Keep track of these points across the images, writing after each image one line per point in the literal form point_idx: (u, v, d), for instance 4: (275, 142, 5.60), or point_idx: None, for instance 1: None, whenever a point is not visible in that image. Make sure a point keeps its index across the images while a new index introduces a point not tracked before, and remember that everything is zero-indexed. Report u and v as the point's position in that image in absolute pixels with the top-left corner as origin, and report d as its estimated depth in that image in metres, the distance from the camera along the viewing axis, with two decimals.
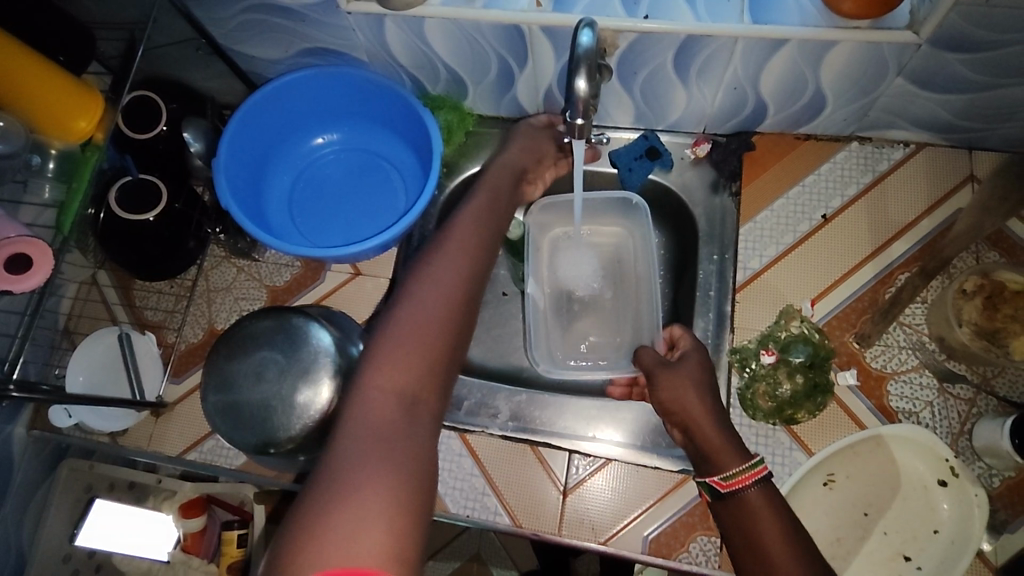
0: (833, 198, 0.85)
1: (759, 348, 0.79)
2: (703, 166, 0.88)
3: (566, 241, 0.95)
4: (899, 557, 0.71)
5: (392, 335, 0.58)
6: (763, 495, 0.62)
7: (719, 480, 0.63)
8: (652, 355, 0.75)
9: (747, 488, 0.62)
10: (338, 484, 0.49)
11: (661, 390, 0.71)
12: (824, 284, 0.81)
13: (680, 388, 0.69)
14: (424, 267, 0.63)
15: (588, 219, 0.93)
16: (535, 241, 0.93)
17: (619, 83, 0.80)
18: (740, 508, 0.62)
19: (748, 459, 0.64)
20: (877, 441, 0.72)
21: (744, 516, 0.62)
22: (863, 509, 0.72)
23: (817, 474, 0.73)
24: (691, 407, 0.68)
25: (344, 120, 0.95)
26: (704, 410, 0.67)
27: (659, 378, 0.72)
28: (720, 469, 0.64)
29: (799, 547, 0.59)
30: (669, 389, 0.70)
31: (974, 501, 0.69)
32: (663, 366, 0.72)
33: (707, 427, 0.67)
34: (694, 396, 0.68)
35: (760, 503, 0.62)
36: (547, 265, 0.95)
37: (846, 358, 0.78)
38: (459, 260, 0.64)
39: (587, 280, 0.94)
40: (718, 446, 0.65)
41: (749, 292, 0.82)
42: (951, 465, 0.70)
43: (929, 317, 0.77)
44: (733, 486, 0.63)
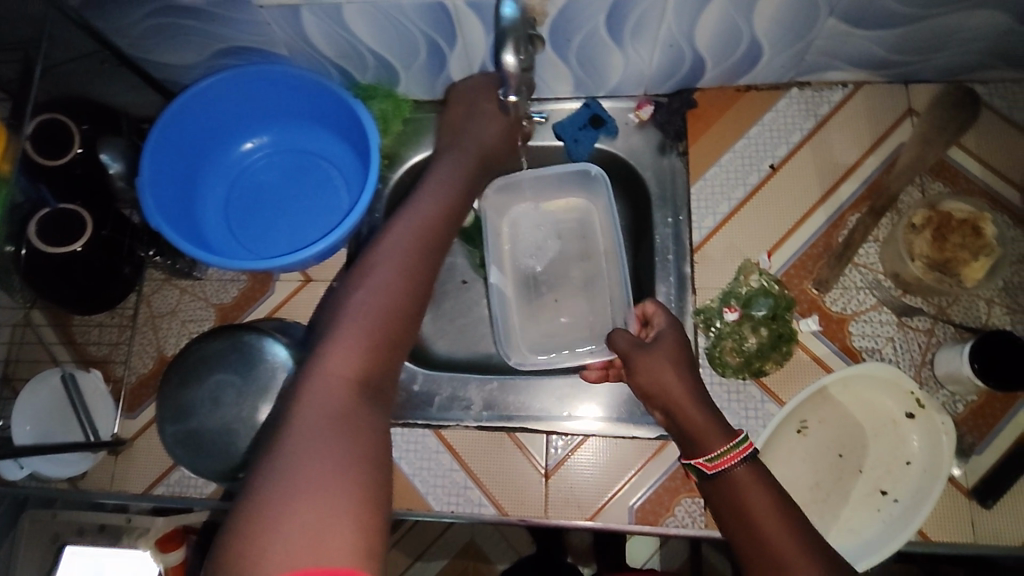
0: (779, 146, 0.84)
1: (722, 306, 0.78)
2: (648, 129, 0.87)
3: (527, 220, 0.93)
4: (875, 492, 0.71)
5: (340, 332, 0.56)
6: (750, 470, 0.62)
7: (705, 462, 0.63)
8: (626, 337, 0.73)
9: (734, 466, 0.62)
10: (290, 481, 0.46)
11: (639, 376, 0.70)
12: (779, 235, 0.81)
13: (662, 373, 0.68)
14: (369, 261, 0.61)
15: (545, 195, 0.91)
16: (492, 225, 0.91)
17: (555, 52, 0.78)
18: (729, 485, 0.62)
19: (733, 436, 0.64)
20: (843, 381, 0.72)
21: (733, 492, 0.61)
22: (837, 449, 0.72)
23: (790, 422, 0.72)
24: (670, 388, 0.67)
25: (273, 122, 0.91)
26: (686, 393, 0.66)
27: (637, 364, 0.70)
28: (704, 451, 0.64)
29: (785, 508, 0.60)
30: (650, 373, 0.69)
31: (941, 429, 0.69)
32: (640, 348, 0.71)
33: (691, 411, 0.66)
34: (673, 377, 0.68)
35: (747, 478, 0.62)
36: (509, 253, 0.93)
37: (807, 304, 0.77)
38: (398, 250, 0.62)
39: (552, 261, 0.93)
40: (702, 430, 0.65)
41: (707, 252, 0.82)
42: (917, 398, 0.70)
43: (882, 255, 0.78)
44: (719, 466, 0.63)
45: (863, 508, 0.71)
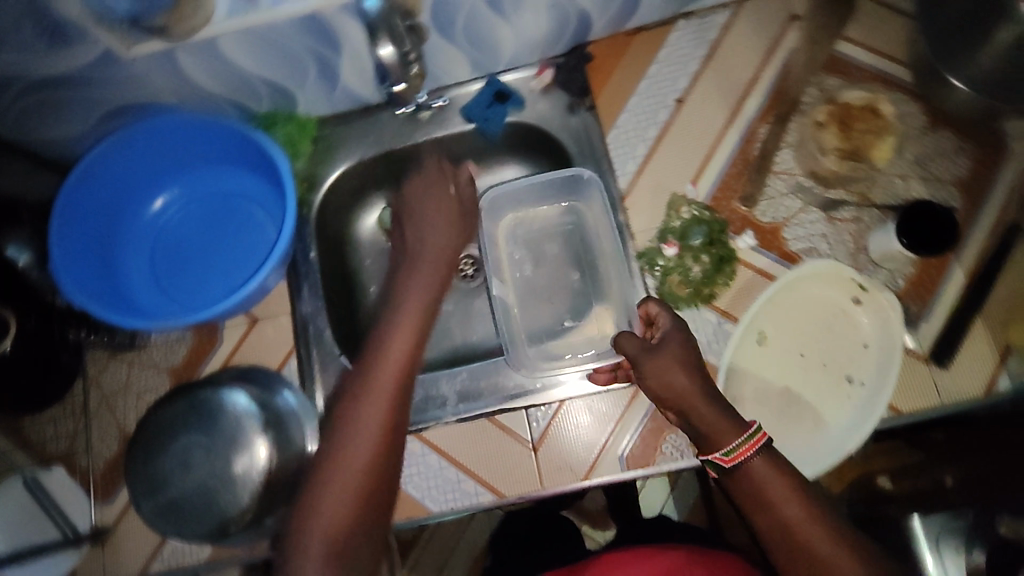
0: (679, 79, 0.85)
1: (660, 244, 0.79)
2: (553, 92, 0.88)
3: (521, 232, 0.94)
4: (842, 380, 0.73)
5: (327, 488, 0.61)
6: (767, 460, 0.61)
7: (721, 456, 0.61)
8: (632, 341, 0.69)
9: (750, 457, 0.61)
10: None
11: (648, 378, 0.66)
12: (699, 163, 0.82)
13: (671, 374, 0.65)
14: (353, 403, 0.64)
15: (539, 199, 0.92)
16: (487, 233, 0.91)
17: (441, 37, 0.78)
18: (750, 480, 0.61)
19: (745, 428, 0.62)
20: (789, 285, 0.74)
21: (755, 485, 0.60)
22: (799, 351, 0.74)
23: (750, 334, 0.74)
24: (681, 388, 0.64)
25: (179, 172, 0.88)
26: (694, 390, 0.64)
27: (643, 364, 0.66)
28: (720, 445, 0.62)
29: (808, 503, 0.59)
30: (658, 375, 0.65)
31: (887, 306, 0.71)
32: (646, 349, 0.67)
33: (703, 407, 0.63)
34: (681, 375, 0.64)
35: (762, 469, 0.61)
36: (507, 260, 0.93)
37: (739, 222, 0.79)
38: (386, 385, 0.65)
39: (551, 267, 0.93)
40: (716, 425, 0.62)
41: (636, 195, 0.82)
42: (858, 282, 0.73)
43: (797, 158, 0.79)
44: (736, 459, 0.61)
45: (834, 398, 0.72)
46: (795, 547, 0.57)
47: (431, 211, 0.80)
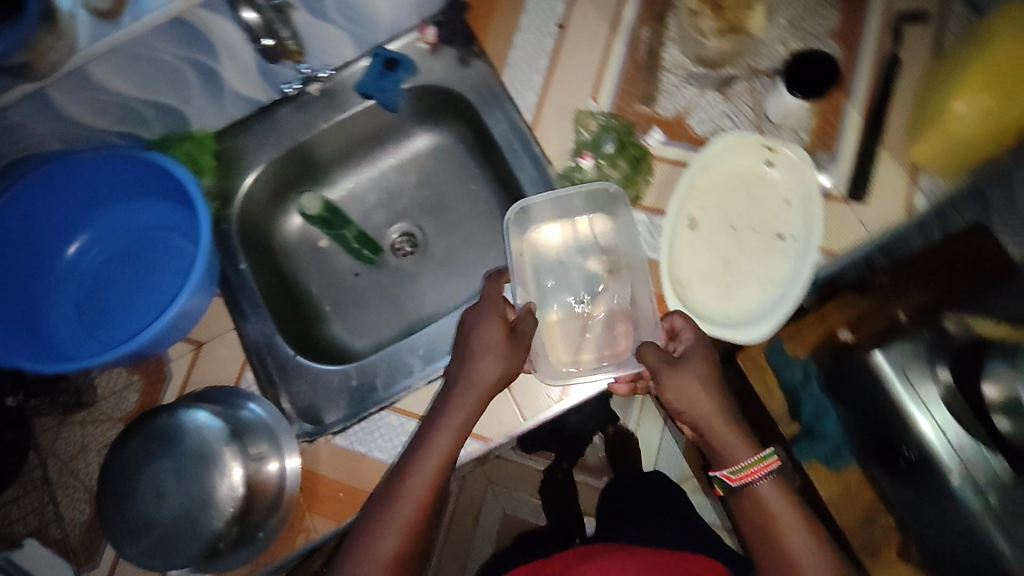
0: (557, 6, 0.86)
1: (576, 158, 0.81)
2: (440, 49, 0.88)
3: (549, 251, 0.83)
4: (774, 239, 0.75)
5: (378, 530, 0.66)
6: (774, 486, 0.68)
7: (729, 474, 0.69)
8: (654, 352, 0.71)
9: (758, 480, 0.68)
10: None
11: (668, 393, 0.69)
12: (595, 78, 0.83)
13: (691, 393, 0.68)
14: (411, 454, 0.69)
15: (570, 213, 0.82)
16: (515, 248, 0.80)
17: (312, 15, 0.78)
18: (755, 498, 0.69)
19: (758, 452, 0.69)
20: (704, 166, 0.76)
21: (758, 504, 0.68)
22: (729, 223, 0.77)
23: (680, 219, 0.76)
24: (699, 406, 0.68)
25: (86, 217, 0.85)
26: (713, 409, 0.68)
27: (665, 379, 0.69)
28: (729, 463, 0.69)
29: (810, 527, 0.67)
30: (679, 392, 0.69)
31: (797, 159, 0.74)
32: (669, 363, 0.69)
33: (719, 427, 0.69)
34: (701, 394, 0.68)
35: (769, 490, 0.68)
36: (532, 276, 0.82)
37: (644, 122, 0.81)
38: (448, 442, 0.69)
39: (579, 285, 0.82)
40: (727, 444, 0.69)
41: (544, 123, 0.84)
42: (766, 145, 0.76)
43: (682, 50, 0.82)
44: (743, 478, 0.68)
45: (771, 258, 0.75)
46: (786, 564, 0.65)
47: (489, 345, 0.71)
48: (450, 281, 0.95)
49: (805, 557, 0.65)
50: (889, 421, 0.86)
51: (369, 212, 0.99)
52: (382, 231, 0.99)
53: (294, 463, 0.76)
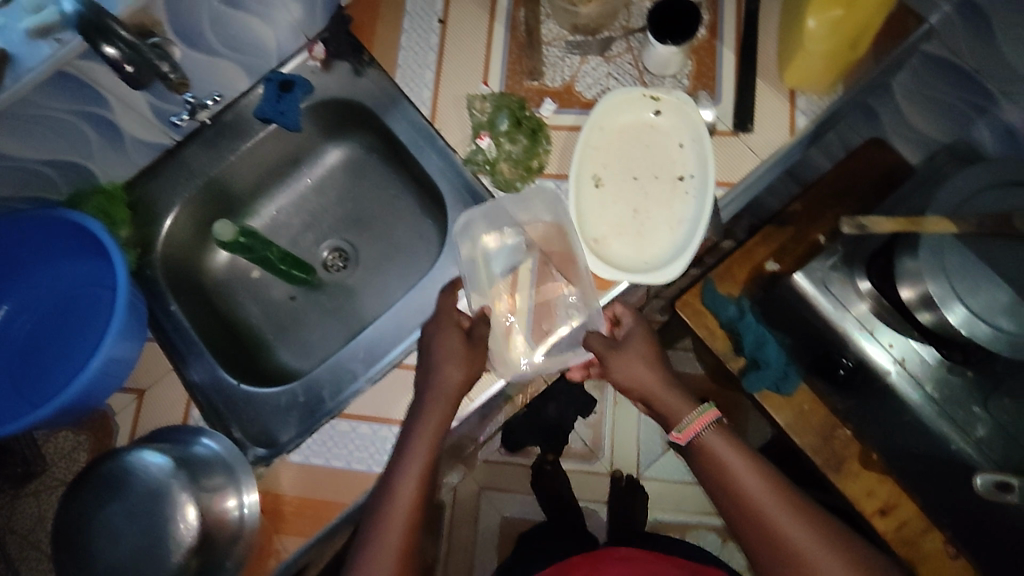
0: (435, 3, 0.89)
1: (476, 139, 0.84)
2: (332, 64, 0.90)
3: (498, 253, 0.80)
4: (675, 181, 0.78)
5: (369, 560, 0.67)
6: (716, 433, 0.71)
7: (677, 434, 0.71)
8: (598, 338, 0.76)
9: (701, 431, 0.71)
10: None
11: (616, 372, 0.74)
12: (483, 63, 0.86)
13: (635, 368, 0.73)
14: (391, 477, 0.69)
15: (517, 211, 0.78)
16: (466, 253, 0.79)
17: (195, 49, 0.79)
18: (703, 450, 0.71)
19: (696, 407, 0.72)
20: (598, 126, 0.79)
21: (708, 454, 0.70)
22: (631, 174, 0.79)
23: (585, 179, 0.79)
24: (644, 379, 0.73)
25: (6, 286, 0.84)
26: (657, 381, 0.73)
27: (611, 360, 0.74)
28: (675, 424, 0.72)
29: (758, 468, 0.70)
30: (625, 369, 0.73)
31: (680, 103, 0.78)
32: (613, 345, 0.75)
33: (663, 394, 0.73)
34: (643, 368, 0.74)
35: (713, 439, 0.71)
36: (483, 276, 0.80)
37: (535, 95, 0.84)
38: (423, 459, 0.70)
39: (527, 283, 0.79)
40: (672, 407, 0.73)
41: (442, 114, 0.87)
42: (650, 95, 0.79)
43: (559, 22, 0.85)
44: (689, 433, 0.71)
45: (676, 200, 0.78)
46: (748, 510, 0.68)
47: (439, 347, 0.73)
48: (386, 285, 0.96)
49: (760, 497, 0.68)
50: (821, 339, 0.89)
51: (297, 235, 1.00)
52: (312, 251, 1.00)
53: (250, 499, 0.75)
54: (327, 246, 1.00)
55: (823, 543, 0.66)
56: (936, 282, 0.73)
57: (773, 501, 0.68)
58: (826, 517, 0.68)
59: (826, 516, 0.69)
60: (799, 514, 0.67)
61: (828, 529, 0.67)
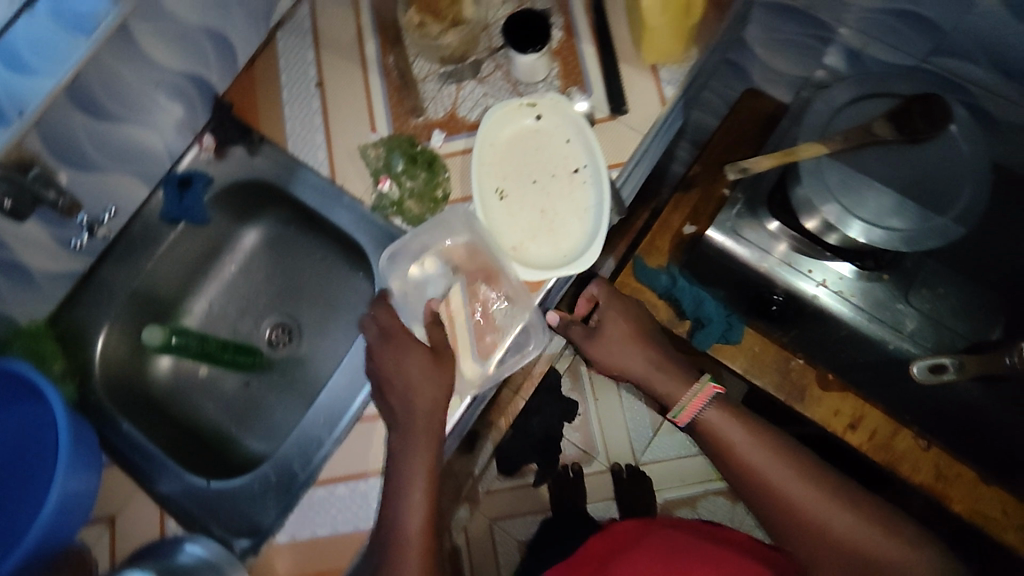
0: (308, 70, 0.92)
1: (377, 184, 0.87)
2: (224, 150, 0.92)
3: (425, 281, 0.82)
4: (572, 174, 0.82)
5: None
6: (717, 411, 0.81)
7: (671, 415, 0.84)
8: (576, 330, 0.89)
9: (700, 409, 0.82)
10: None
11: (595, 358, 0.88)
12: (366, 113, 0.89)
13: (611, 354, 0.87)
14: (391, 510, 0.72)
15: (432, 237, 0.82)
16: (395, 287, 0.82)
17: (81, 170, 0.81)
18: (708, 430, 0.81)
19: (693, 386, 0.84)
20: (488, 143, 0.83)
21: (707, 429, 0.81)
22: (530, 178, 0.83)
23: (488, 193, 0.82)
24: (625, 363, 0.87)
25: None
26: (639, 362, 0.86)
27: (590, 348, 0.87)
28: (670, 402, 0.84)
29: (764, 439, 0.80)
30: (605, 357, 0.87)
31: (555, 103, 0.83)
32: (589, 337, 0.88)
33: (642, 372, 0.86)
34: (622, 353, 0.87)
35: (718, 418, 0.82)
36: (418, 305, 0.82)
37: (424, 130, 0.87)
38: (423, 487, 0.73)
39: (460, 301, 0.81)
40: (653, 381, 0.86)
41: (341, 169, 0.89)
42: (527, 103, 0.83)
43: (426, 59, 0.89)
44: (686, 416, 0.82)
45: (577, 191, 0.82)
46: (742, 470, 0.78)
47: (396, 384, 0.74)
48: (334, 346, 0.97)
49: (756, 459, 0.78)
50: (750, 284, 0.93)
51: (235, 323, 1.00)
52: (255, 333, 1.00)
53: None
54: (267, 324, 1.00)
55: (814, 488, 0.76)
56: (827, 205, 0.79)
57: (771, 460, 0.78)
58: (812, 462, 0.79)
59: (812, 460, 0.79)
60: (788, 464, 0.78)
61: (813, 473, 0.77)
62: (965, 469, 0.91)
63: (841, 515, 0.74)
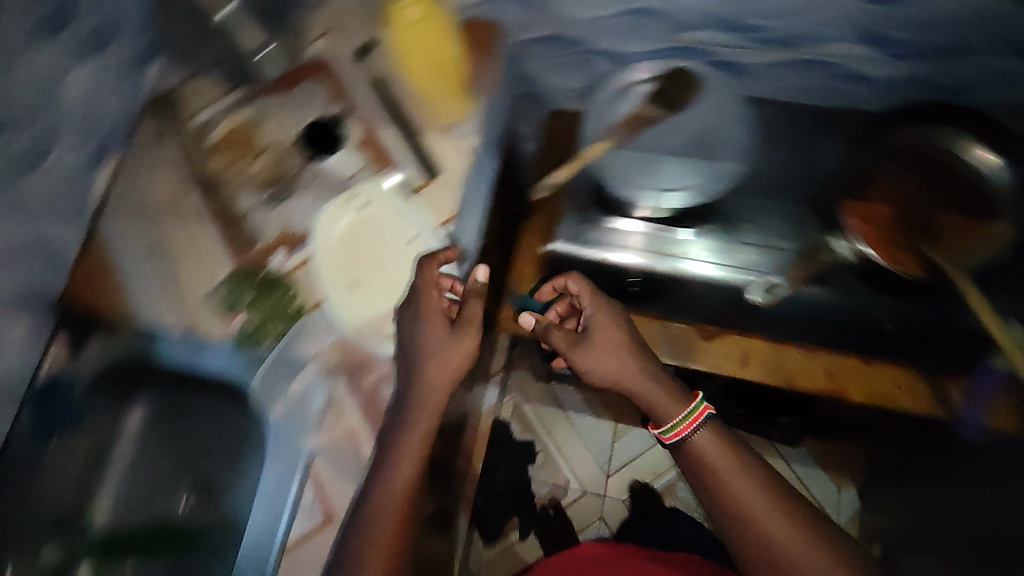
0: (137, 241, 0.93)
1: (230, 322, 0.88)
2: (76, 346, 0.91)
3: (302, 393, 0.85)
4: (405, 241, 0.89)
5: None
6: (706, 435, 0.78)
7: (663, 434, 0.80)
8: (560, 337, 0.88)
9: (693, 432, 0.78)
10: None
11: (582, 364, 0.86)
12: (205, 260, 0.91)
13: (600, 362, 0.85)
14: None
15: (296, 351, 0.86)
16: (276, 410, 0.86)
17: None
18: (692, 449, 0.78)
19: (687, 407, 0.80)
20: (325, 243, 0.89)
21: (693, 452, 0.78)
22: (372, 259, 0.89)
23: (339, 286, 0.87)
24: (611, 372, 0.84)
25: None
26: (626, 372, 0.84)
27: (575, 356, 0.87)
28: (662, 424, 0.81)
29: (747, 465, 0.76)
30: (590, 365, 0.85)
31: (369, 189, 0.92)
32: (575, 346, 0.87)
33: (635, 385, 0.83)
34: (610, 359, 0.85)
35: (705, 439, 0.78)
36: (304, 418, 0.84)
37: (263, 253, 0.90)
38: None
39: (343, 398, 0.83)
40: (651, 401, 0.82)
41: (198, 319, 0.89)
42: (346, 197, 0.91)
43: (245, 192, 0.93)
44: (676, 437, 0.79)
45: (416, 254, 0.88)
46: (711, 485, 0.76)
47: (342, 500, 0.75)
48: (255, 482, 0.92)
49: (732, 480, 0.75)
50: (610, 276, 1.01)
51: (147, 509, 0.97)
52: (172, 509, 0.97)
53: None
54: (181, 496, 0.97)
55: (780, 507, 0.73)
56: (642, 195, 0.95)
57: (740, 474, 0.75)
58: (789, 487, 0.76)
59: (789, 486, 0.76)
60: (756, 484, 0.74)
61: (786, 496, 0.74)
62: (855, 363, 0.92)
63: (796, 536, 0.71)
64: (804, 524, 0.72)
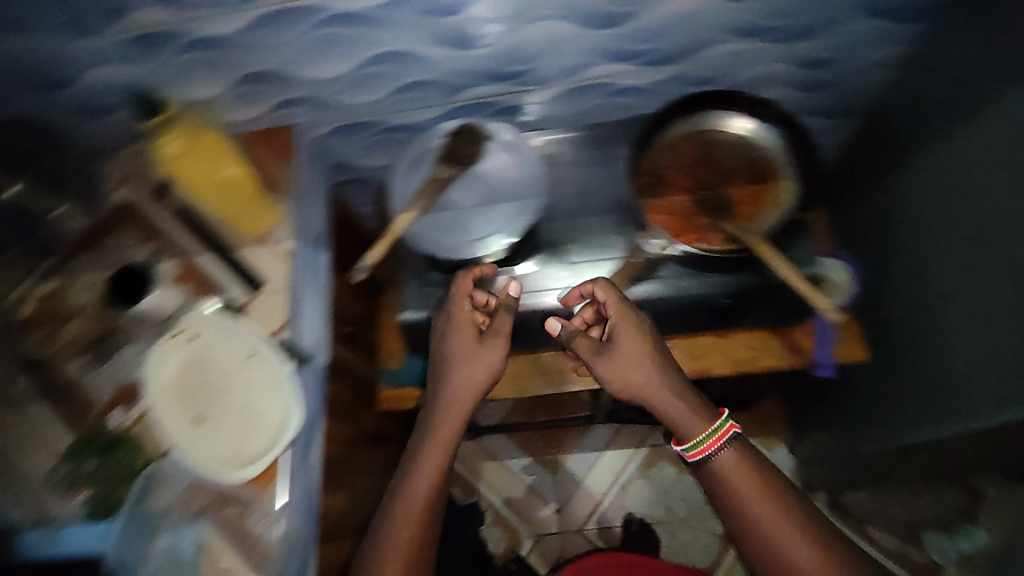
0: None
1: (73, 493, 0.83)
2: None
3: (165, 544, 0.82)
4: (248, 360, 0.86)
5: None
6: (731, 457, 0.82)
7: (679, 444, 0.84)
8: (585, 345, 0.89)
9: (719, 452, 0.82)
10: None
11: (605, 371, 0.87)
12: (42, 442, 0.86)
13: (623, 373, 0.86)
14: None
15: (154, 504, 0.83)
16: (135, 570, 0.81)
17: None
18: (714, 471, 0.83)
19: (710, 424, 0.83)
20: (160, 386, 0.83)
21: (716, 471, 0.82)
22: (215, 389, 0.84)
23: (185, 428, 0.81)
24: (633, 380, 0.86)
25: None
26: (651, 379, 0.86)
27: (598, 365, 0.87)
28: (689, 437, 0.83)
29: (766, 483, 0.81)
30: (615, 373, 0.86)
31: (197, 318, 0.87)
32: (599, 353, 0.88)
33: (658, 392, 0.85)
34: (636, 371, 0.86)
35: (730, 460, 0.82)
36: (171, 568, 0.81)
37: (100, 415, 0.87)
38: None
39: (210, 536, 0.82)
40: (673, 412, 0.85)
41: (46, 506, 0.83)
42: (174, 333, 0.85)
43: (71, 361, 0.89)
44: (699, 454, 0.83)
45: (261, 371, 0.85)
46: (729, 501, 0.82)
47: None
48: None
49: (750, 498, 0.80)
50: None
51: None
52: None
53: None
54: None
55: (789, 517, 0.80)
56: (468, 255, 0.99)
57: (757, 492, 0.81)
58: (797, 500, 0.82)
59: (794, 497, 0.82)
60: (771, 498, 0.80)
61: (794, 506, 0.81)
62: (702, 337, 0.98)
63: (799, 542, 0.79)
64: (814, 536, 0.79)
